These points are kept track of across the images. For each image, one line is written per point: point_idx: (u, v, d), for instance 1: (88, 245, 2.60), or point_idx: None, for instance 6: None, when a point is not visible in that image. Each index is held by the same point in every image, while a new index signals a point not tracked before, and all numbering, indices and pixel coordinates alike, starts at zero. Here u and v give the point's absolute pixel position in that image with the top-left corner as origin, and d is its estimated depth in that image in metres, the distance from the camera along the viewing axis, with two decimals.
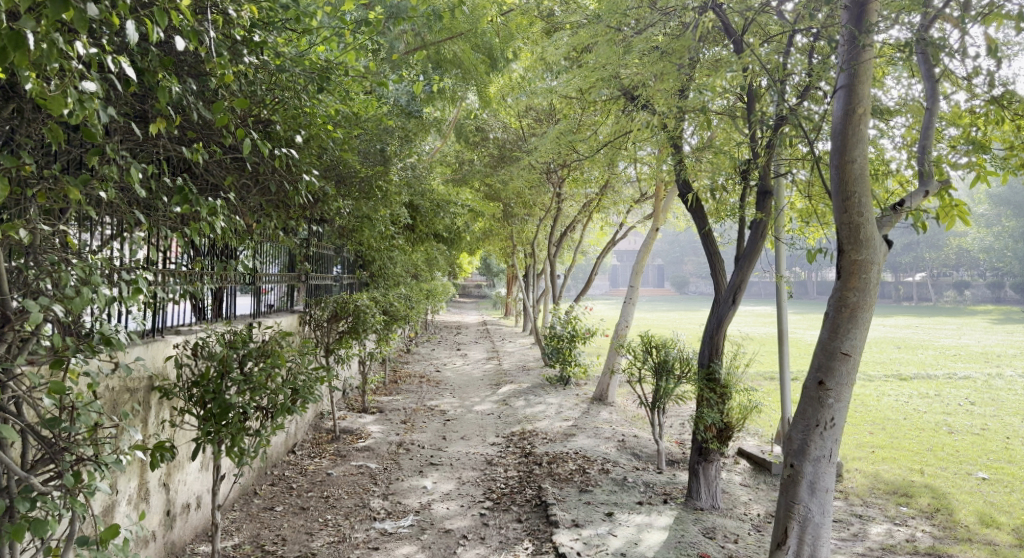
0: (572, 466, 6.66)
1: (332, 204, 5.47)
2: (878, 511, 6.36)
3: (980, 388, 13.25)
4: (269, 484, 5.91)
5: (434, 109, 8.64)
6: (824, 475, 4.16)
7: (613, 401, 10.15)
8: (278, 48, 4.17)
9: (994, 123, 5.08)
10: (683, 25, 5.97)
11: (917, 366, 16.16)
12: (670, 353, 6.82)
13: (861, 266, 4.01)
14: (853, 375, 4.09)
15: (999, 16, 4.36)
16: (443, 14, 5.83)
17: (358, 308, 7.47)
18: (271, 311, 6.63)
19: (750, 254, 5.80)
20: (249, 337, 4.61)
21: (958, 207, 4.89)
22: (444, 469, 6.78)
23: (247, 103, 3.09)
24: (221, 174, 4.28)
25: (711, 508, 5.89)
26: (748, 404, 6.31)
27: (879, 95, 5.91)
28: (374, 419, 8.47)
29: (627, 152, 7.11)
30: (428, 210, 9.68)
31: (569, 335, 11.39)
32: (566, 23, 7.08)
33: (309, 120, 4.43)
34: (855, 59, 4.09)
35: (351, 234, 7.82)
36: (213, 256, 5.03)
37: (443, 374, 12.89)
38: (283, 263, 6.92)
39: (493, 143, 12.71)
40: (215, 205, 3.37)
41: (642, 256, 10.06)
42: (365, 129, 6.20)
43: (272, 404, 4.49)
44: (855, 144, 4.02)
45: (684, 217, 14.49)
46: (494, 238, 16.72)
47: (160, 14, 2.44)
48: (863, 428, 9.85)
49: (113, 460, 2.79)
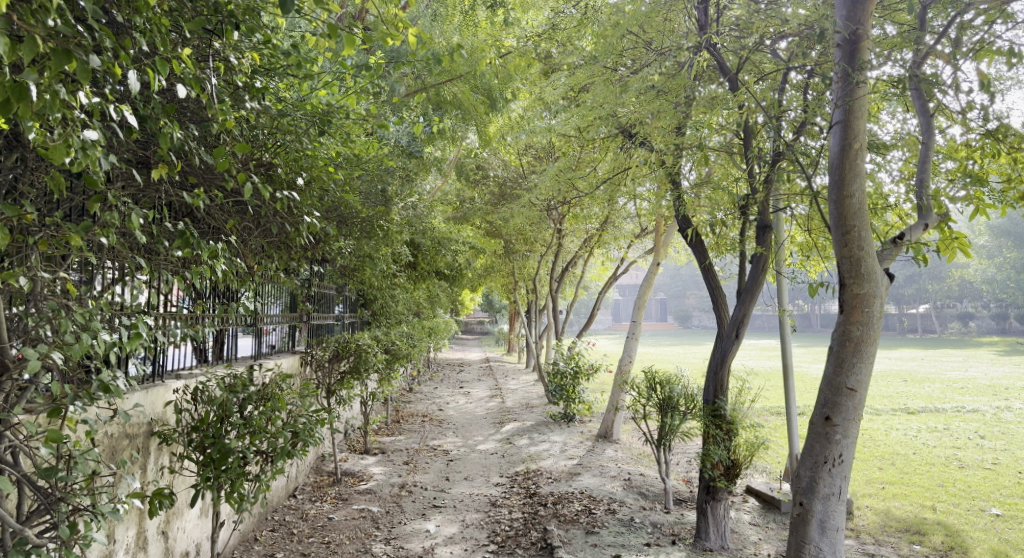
0: (577, 506, 6.55)
1: (334, 245, 5.49)
2: (890, 550, 6.20)
3: (989, 421, 13.07)
4: (269, 530, 5.79)
5: (435, 149, 8.74)
6: (835, 513, 4.08)
7: (618, 438, 10.02)
8: (279, 93, 4.23)
9: (990, 156, 5.12)
10: (678, 64, 6.08)
11: (925, 400, 15.98)
12: (674, 389, 6.71)
13: (864, 300, 4.00)
14: (859, 411, 4.04)
15: (989, 52, 4.44)
16: (442, 56, 5.91)
17: (360, 347, 7.30)
18: (272, 351, 6.63)
19: (751, 289, 5.77)
20: (249, 381, 4.60)
21: (958, 239, 4.87)
22: (447, 511, 6.66)
23: (248, 147, 3.11)
24: (223, 218, 4.31)
25: (721, 548, 5.76)
26: (755, 440, 6.20)
27: (874, 130, 5.99)
28: (376, 461, 8.37)
29: (626, 189, 7.13)
30: (429, 248, 9.71)
31: (572, 372, 11.27)
32: (564, 63, 7.30)
33: (310, 162, 4.40)
34: (850, 96, 4.10)
35: (353, 273, 7.76)
36: (215, 298, 5.04)
37: (446, 413, 12.71)
38: (285, 303, 6.94)
39: (493, 181, 12.86)
40: (215, 248, 3.35)
41: (644, 290, 9.78)
42: (366, 169, 6.23)
43: (272, 448, 4.42)
44: (852, 178, 4.04)
45: (685, 251, 14.52)
46: (494, 275, 16.74)
47: (161, 64, 2.51)
48: (872, 464, 9.72)
49: (109, 510, 2.73)
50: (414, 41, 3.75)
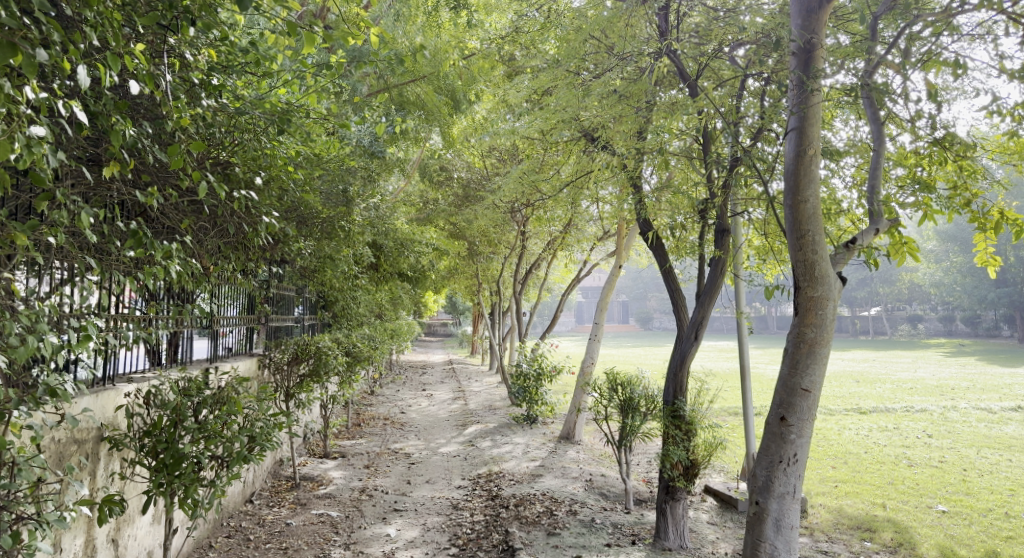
0: (539, 508, 6.57)
1: (293, 245, 5.41)
2: (843, 547, 6.37)
3: (937, 420, 13.54)
4: (225, 536, 5.66)
5: (398, 149, 8.69)
6: (789, 512, 4.18)
7: (580, 439, 10.08)
8: (237, 90, 4.14)
9: (937, 163, 5.31)
10: (640, 70, 6.14)
11: (877, 399, 16.48)
12: (635, 390, 6.77)
13: (818, 303, 4.10)
14: (813, 411, 4.15)
15: (937, 63, 4.59)
16: (404, 56, 5.90)
17: (320, 350, 7.21)
18: (228, 354, 6.50)
19: (710, 291, 5.87)
20: (204, 385, 4.51)
21: (907, 244, 5.04)
22: (408, 515, 6.61)
23: (204, 146, 3.05)
24: (177, 217, 4.20)
25: (680, 547, 5.84)
26: (713, 440, 6.29)
27: (828, 137, 6.15)
28: (336, 465, 8.25)
29: (589, 192, 7.20)
30: (392, 249, 9.63)
31: (535, 374, 11.28)
32: (527, 66, 7.34)
33: (269, 162, 4.33)
34: (804, 103, 4.20)
35: (313, 274, 7.65)
36: (168, 299, 4.91)
37: (407, 416, 12.62)
38: (242, 305, 6.81)
39: (457, 183, 12.84)
40: (170, 248, 3.27)
41: (607, 293, 9.84)
42: (327, 169, 6.13)
43: (227, 453, 4.33)
44: (807, 184, 4.15)
45: (647, 253, 14.69)
46: (459, 277, 16.71)
47: (113, 59, 2.45)
48: (825, 462, 9.97)
49: (56, 519, 2.64)
50: (376, 41, 3.71)
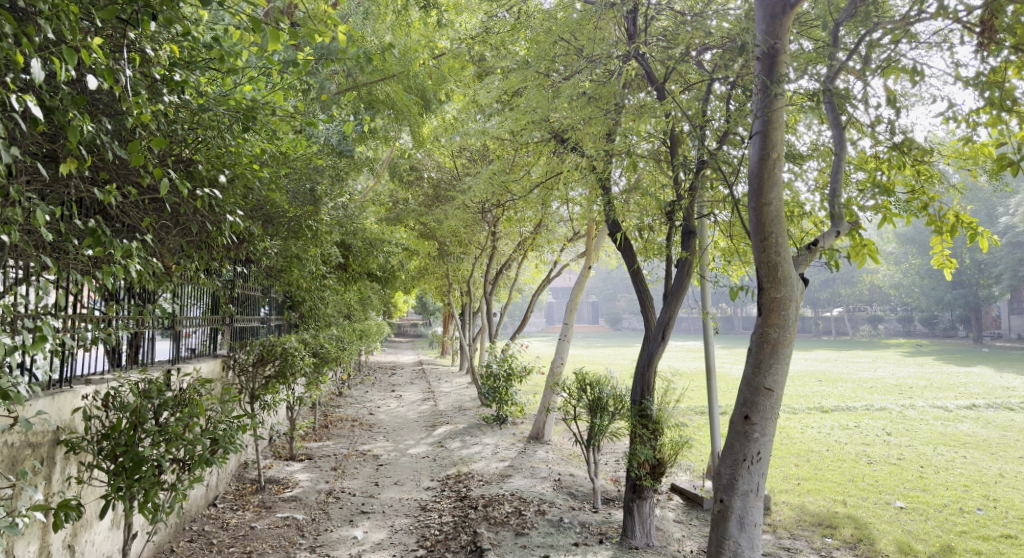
0: (508, 508, 6.58)
1: (259, 244, 5.34)
2: (804, 544, 6.49)
3: (895, 418, 13.89)
4: (187, 541, 5.54)
5: (367, 148, 8.62)
6: (753, 509, 4.24)
7: (549, 439, 10.11)
8: (200, 87, 4.07)
9: (896, 168, 5.44)
10: (608, 72, 6.17)
11: (838, 398, 16.85)
12: (604, 390, 6.81)
13: (780, 303, 4.18)
14: (776, 410, 4.22)
15: (896, 70, 4.71)
16: (372, 54, 5.86)
17: (286, 350, 7.02)
18: (191, 355, 6.38)
19: (678, 292, 5.93)
20: (165, 386, 4.42)
21: (867, 246, 5.16)
22: (375, 517, 6.56)
23: (164, 143, 2.99)
24: (138, 215, 4.12)
25: (646, 546, 5.90)
26: (680, 439, 6.36)
27: (792, 140, 6.26)
28: (302, 467, 8.15)
29: (559, 193, 7.22)
30: (360, 249, 9.55)
31: (505, 375, 11.27)
32: (497, 67, 7.34)
33: (233, 159, 4.27)
34: (768, 107, 4.28)
35: (279, 274, 7.55)
36: (129, 299, 4.80)
37: (376, 417, 12.52)
38: (206, 305, 6.70)
39: (427, 183, 12.80)
40: (130, 247, 3.20)
41: (577, 294, 9.86)
42: (294, 168, 6.06)
43: (189, 456, 4.25)
44: (771, 187, 4.22)
45: (616, 254, 14.81)
46: (429, 277, 16.64)
47: (68, 53, 2.39)
48: (788, 460, 10.16)
49: (6, 525, 2.56)
50: (343, 38, 3.66)
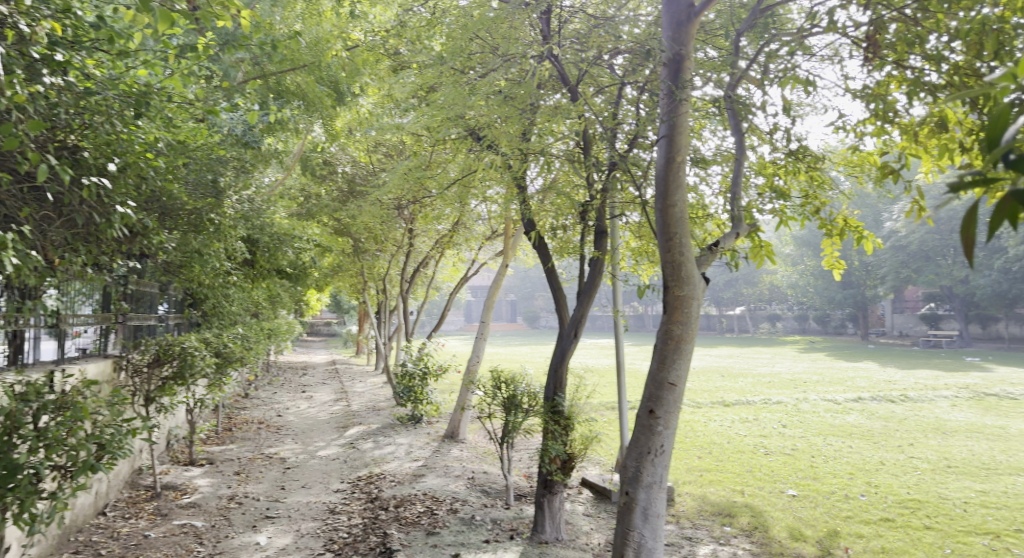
0: (419, 508, 6.52)
1: (154, 238, 5.05)
2: (705, 533, 6.77)
3: (791, 411, 14.71)
4: (73, 553, 5.17)
5: (276, 140, 8.33)
6: (656, 501, 4.37)
7: (464, 438, 10.09)
8: (87, 69, 3.81)
9: (792, 174, 5.74)
10: (523, 71, 6.20)
11: (739, 393, 17.69)
12: (518, 388, 6.84)
13: (684, 301, 4.33)
14: (679, 404, 4.37)
15: (792, 81, 4.96)
16: (279, 43, 5.66)
17: (185, 350, 6.73)
18: (81, 355, 5.97)
19: (589, 290, 6.04)
20: (45, 388, 4.10)
21: (765, 248, 5.42)
22: (281, 522, 6.35)
23: (41, 125, 2.79)
24: (14, 204, 3.81)
25: (556, 540, 5.98)
26: (590, 435, 6.49)
27: (698, 145, 6.50)
28: (203, 472, 7.78)
29: (474, 191, 7.21)
30: (268, 245, 9.22)
31: (421, 374, 11.14)
32: (412, 62, 7.24)
33: (124, 147, 4.02)
34: (674, 112, 4.41)
35: (179, 270, 7.18)
36: (5, 295, 4.43)
37: (285, 419, 12.13)
38: (97, 302, 6.28)
39: (341, 177, 12.51)
40: (4, 238, 2.96)
41: (495, 292, 9.87)
42: (194, 158, 5.77)
43: (71, 463, 3.97)
44: (676, 189, 4.34)
45: (532, 254, 14.95)
46: (344, 275, 16.27)
47: None
48: (693, 453, 10.57)
49: None
50: (246, 24, 3.51)
